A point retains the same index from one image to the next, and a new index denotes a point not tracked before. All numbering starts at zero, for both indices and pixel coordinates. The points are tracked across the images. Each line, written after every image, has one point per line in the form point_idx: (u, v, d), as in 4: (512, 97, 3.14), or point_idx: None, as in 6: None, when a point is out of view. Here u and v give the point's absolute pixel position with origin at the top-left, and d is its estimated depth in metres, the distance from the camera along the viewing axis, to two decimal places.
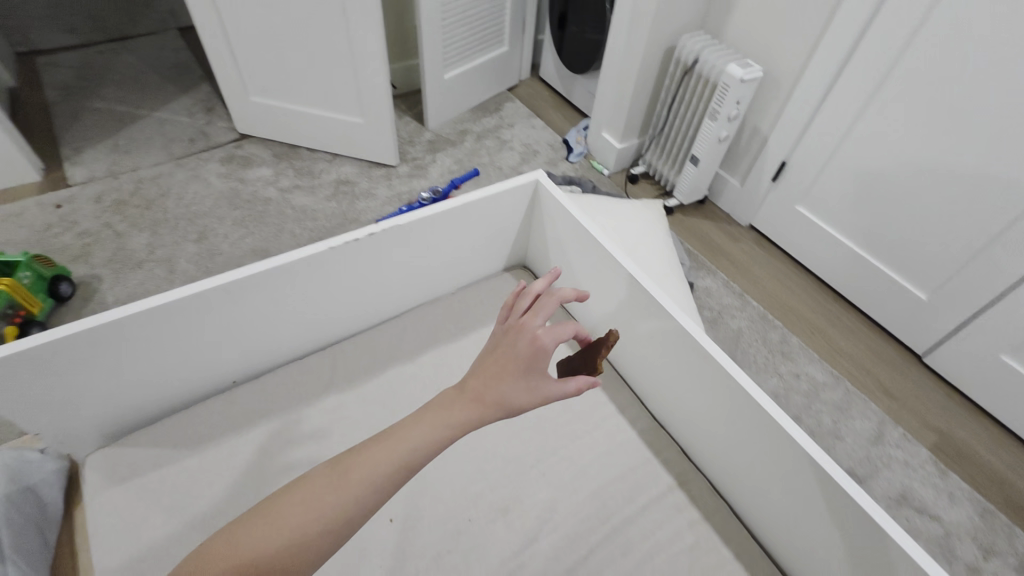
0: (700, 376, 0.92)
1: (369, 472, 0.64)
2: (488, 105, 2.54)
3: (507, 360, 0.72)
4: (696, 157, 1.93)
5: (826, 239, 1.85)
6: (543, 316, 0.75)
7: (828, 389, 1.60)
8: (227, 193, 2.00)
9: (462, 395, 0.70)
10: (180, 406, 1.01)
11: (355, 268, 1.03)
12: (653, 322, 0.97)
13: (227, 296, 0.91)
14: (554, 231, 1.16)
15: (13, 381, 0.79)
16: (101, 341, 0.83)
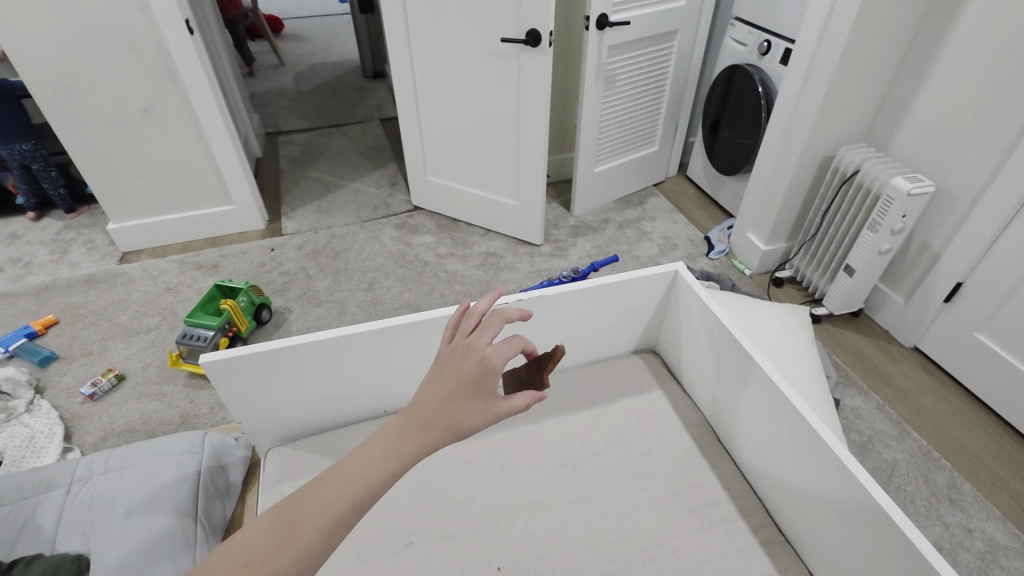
0: (840, 496, 0.86)
1: (312, 519, 0.60)
2: (633, 198, 2.68)
3: (450, 386, 0.65)
4: (852, 267, 1.83)
5: (1013, 375, 1.60)
6: (488, 339, 0.67)
7: (1013, 555, 1.33)
8: (396, 253, 2.34)
9: (406, 425, 0.64)
10: (339, 425, 1.18)
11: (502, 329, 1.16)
12: (788, 426, 0.94)
13: (395, 336, 1.07)
14: (689, 321, 1.19)
15: (240, 375, 1.00)
16: (302, 357, 1.02)
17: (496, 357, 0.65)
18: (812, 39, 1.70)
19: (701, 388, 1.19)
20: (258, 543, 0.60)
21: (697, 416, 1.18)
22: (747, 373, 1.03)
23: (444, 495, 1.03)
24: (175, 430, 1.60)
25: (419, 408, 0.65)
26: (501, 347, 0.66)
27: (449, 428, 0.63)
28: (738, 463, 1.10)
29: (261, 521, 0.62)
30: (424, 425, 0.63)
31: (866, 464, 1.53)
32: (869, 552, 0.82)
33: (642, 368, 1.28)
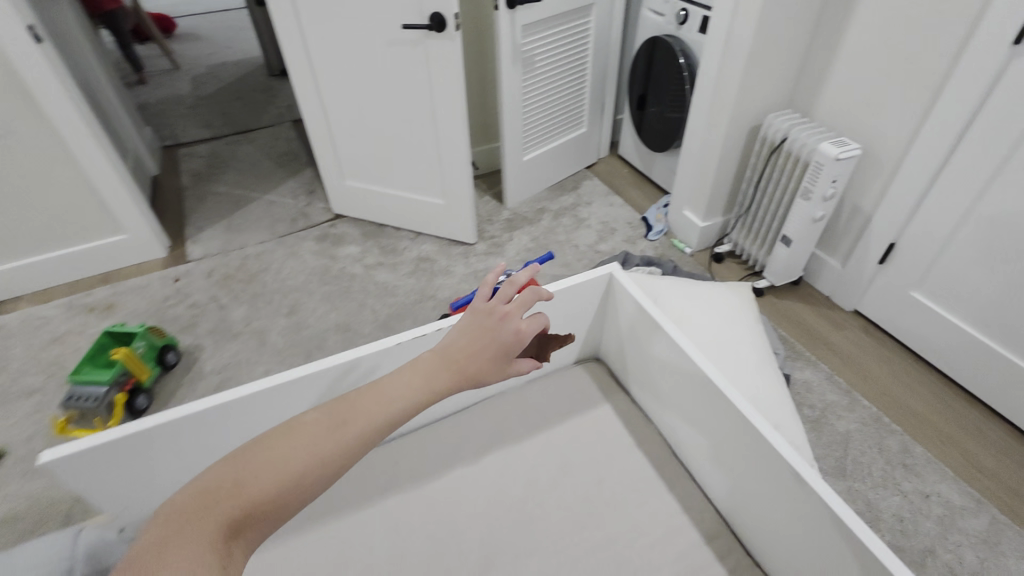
0: (800, 506, 0.79)
1: (361, 421, 0.65)
2: (567, 183, 2.58)
3: (484, 341, 0.73)
4: (788, 237, 1.80)
5: (950, 330, 1.63)
6: (523, 310, 0.76)
7: (969, 516, 1.35)
8: (318, 269, 2.14)
9: (441, 362, 0.72)
10: None
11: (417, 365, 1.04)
12: (744, 439, 0.87)
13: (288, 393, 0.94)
14: (628, 325, 1.10)
15: (104, 463, 0.85)
16: (183, 431, 0.88)
17: (531, 328, 0.75)
18: (728, 6, 1.62)
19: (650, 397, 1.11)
20: (300, 435, 0.63)
21: (650, 429, 1.10)
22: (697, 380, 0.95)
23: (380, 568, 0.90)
24: (71, 510, 1.39)
25: (453, 349, 0.73)
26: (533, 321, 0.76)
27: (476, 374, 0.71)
28: (694, 475, 1.03)
29: (306, 417, 0.65)
30: (461, 369, 0.71)
31: (822, 440, 1.52)
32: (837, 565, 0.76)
33: (587, 380, 1.18)
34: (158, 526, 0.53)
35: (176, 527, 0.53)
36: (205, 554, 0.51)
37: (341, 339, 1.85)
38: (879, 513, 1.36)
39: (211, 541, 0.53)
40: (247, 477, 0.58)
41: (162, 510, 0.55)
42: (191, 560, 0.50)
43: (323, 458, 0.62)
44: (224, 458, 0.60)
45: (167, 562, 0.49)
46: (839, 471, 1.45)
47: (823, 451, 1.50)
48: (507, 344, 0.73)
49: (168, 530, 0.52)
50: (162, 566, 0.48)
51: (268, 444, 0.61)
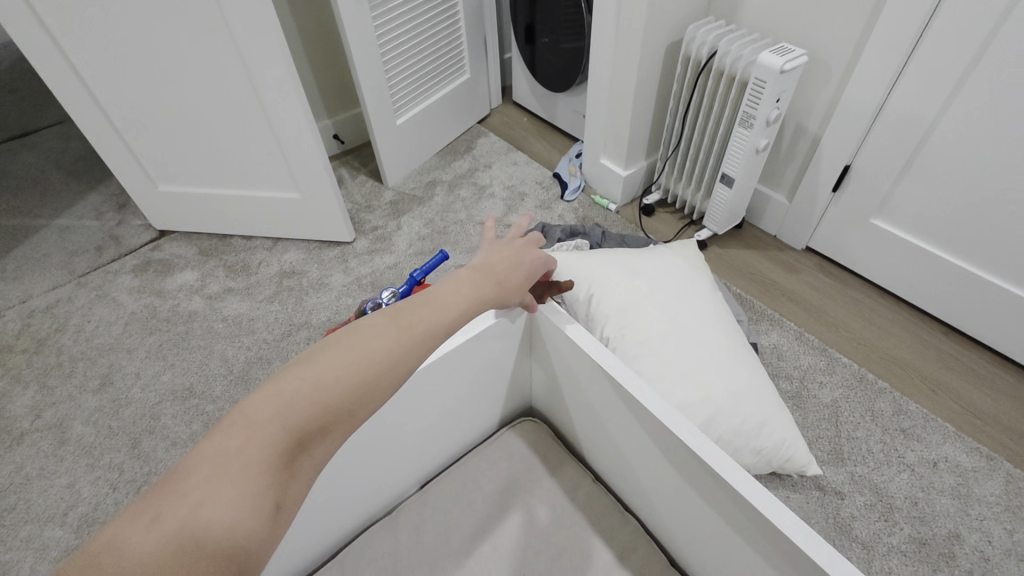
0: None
1: (426, 324, 0.61)
2: (459, 145, 2.12)
3: (511, 265, 0.71)
4: (729, 176, 1.49)
5: (920, 259, 1.40)
6: (534, 243, 0.77)
7: (982, 480, 1.14)
8: (139, 314, 1.56)
9: (486, 277, 0.68)
10: None
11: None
12: (774, 540, 0.58)
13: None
14: (571, 373, 0.78)
15: None
16: None
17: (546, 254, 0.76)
18: None
19: (619, 463, 0.79)
20: (363, 346, 0.57)
21: (631, 526, 0.78)
22: (693, 453, 0.63)
23: None
24: None
25: (484, 263, 0.70)
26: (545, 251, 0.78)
27: (509, 293, 0.70)
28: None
29: (372, 322, 0.59)
30: (495, 282, 0.68)
31: (809, 420, 1.25)
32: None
33: (522, 452, 0.85)
34: (217, 435, 0.49)
35: (229, 444, 0.48)
36: (253, 478, 0.47)
37: (182, 412, 1.33)
38: (890, 501, 1.12)
39: (265, 461, 0.49)
40: (316, 388, 0.53)
41: (226, 416, 0.51)
42: (239, 487, 0.46)
43: (381, 369, 0.56)
44: (290, 365, 0.55)
45: (217, 483, 0.46)
46: (836, 456, 1.19)
47: (812, 433, 1.24)
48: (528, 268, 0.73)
49: (239, 442, 0.48)
50: (210, 489, 0.45)
51: (333, 350, 0.56)
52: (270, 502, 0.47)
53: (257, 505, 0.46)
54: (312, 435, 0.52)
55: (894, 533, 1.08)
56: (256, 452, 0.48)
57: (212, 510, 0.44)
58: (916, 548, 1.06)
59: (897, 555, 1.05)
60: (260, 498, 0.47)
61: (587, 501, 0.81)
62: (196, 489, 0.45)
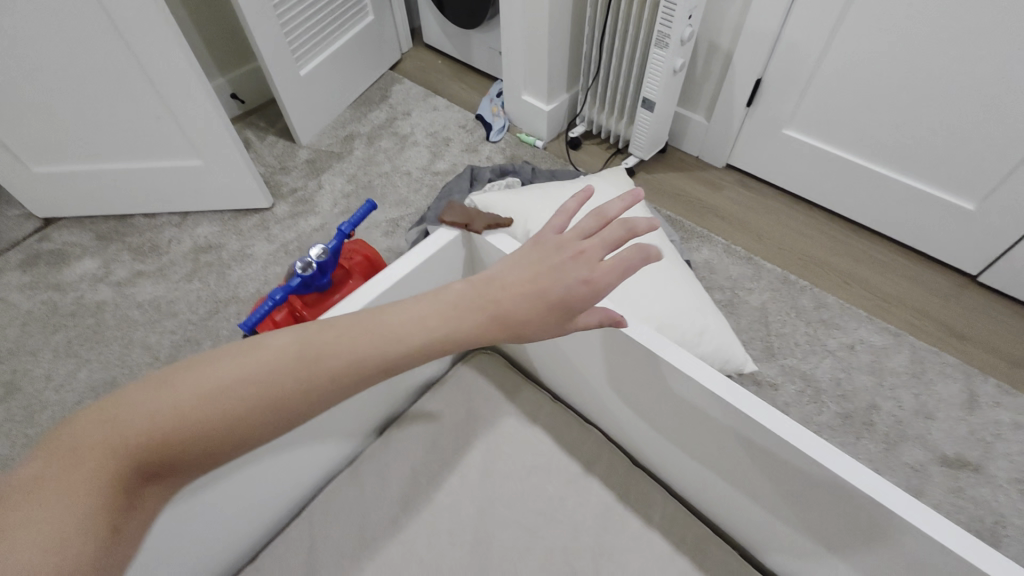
0: (851, 512, 0.59)
1: (344, 358, 0.53)
2: (372, 94, 1.99)
3: (541, 289, 0.55)
4: (650, 100, 1.49)
5: (828, 163, 1.49)
6: (594, 252, 0.57)
7: (892, 355, 1.27)
8: (37, 312, 1.40)
9: (475, 300, 0.56)
10: None
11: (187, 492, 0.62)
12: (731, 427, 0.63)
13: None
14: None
15: None
16: None
17: (607, 279, 0.55)
18: None
19: (576, 379, 0.81)
20: (260, 370, 0.50)
21: (594, 438, 0.82)
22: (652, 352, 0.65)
23: None
24: None
25: (495, 284, 0.57)
26: (618, 269, 0.56)
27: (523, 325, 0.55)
28: (664, 474, 0.80)
29: (278, 340, 0.52)
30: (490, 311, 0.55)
31: (743, 324, 1.33)
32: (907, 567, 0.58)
33: (479, 385, 0.86)
34: (77, 438, 0.45)
35: (81, 455, 0.45)
36: (90, 507, 0.43)
37: None
38: (818, 385, 1.23)
39: (110, 487, 0.45)
40: (192, 413, 0.48)
41: (94, 409, 0.47)
42: (68, 515, 0.42)
43: (272, 403, 0.50)
44: (179, 372, 0.49)
45: (52, 503, 0.42)
46: (768, 352, 1.29)
47: (746, 336, 1.32)
48: (567, 294, 0.55)
49: (96, 454, 0.45)
50: (41, 509, 0.42)
51: (225, 367, 0.50)
52: (102, 538, 0.43)
53: (84, 533, 0.42)
54: (175, 462, 0.48)
55: (823, 412, 1.19)
56: (104, 474, 0.45)
57: (30, 531, 0.41)
58: (842, 421, 1.18)
59: (827, 431, 1.17)
60: (91, 528, 0.43)
61: (546, 425, 0.83)
62: (31, 501, 0.42)
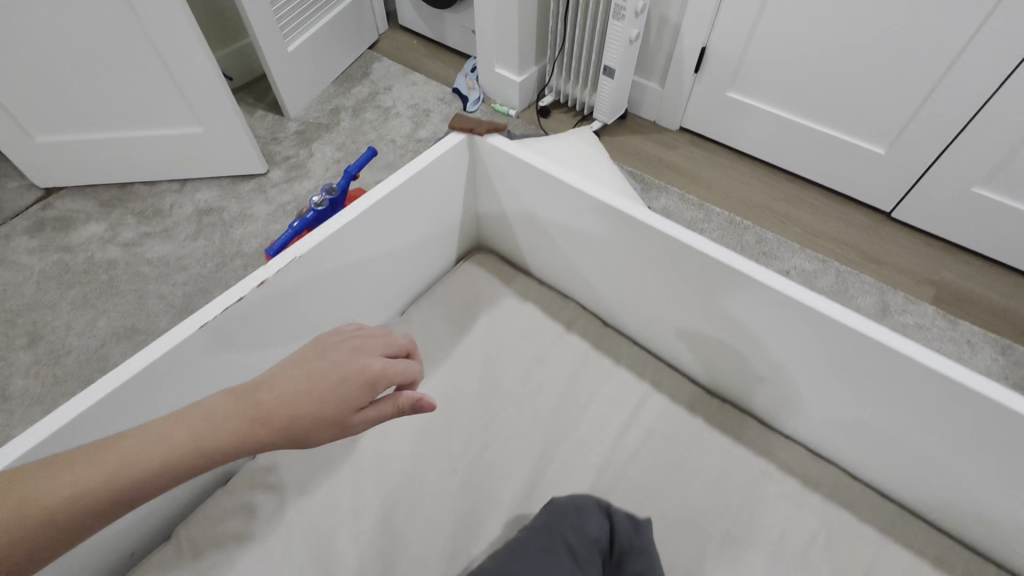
0: (780, 324, 0.73)
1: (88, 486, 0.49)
2: (354, 72, 2.12)
3: (313, 391, 0.57)
4: (610, 68, 1.68)
5: (766, 121, 1.70)
6: (367, 351, 0.61)
7: (821, 277, 1.49)
8: (50, 271, 1.49)
9: (237, 413, 0.55)
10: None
11: (255, 337, 0.77)
12: (689, 273, 0.78)
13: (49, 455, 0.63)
14: (513, 196, 0.91)
15: None
16: None
17: (376, 370, 0.59)
18: None
19: (560, 274, 0.98)
20: None
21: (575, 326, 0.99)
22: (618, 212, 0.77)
23: None
24: None
25: (263, 391, 0.57)
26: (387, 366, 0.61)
27: (287, 430, 0.55)
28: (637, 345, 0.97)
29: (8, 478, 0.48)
30: (255, 420, 0.55)
31: None
32: (824, 369, 0.74)
33: (482, 278, 1.00)
34: None
35: None
36: None
37: (132, 349, 1.34)
38: None
39: None
40: None
41: None
42: None
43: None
44: None
45: None
46: None
47: None
48: (336, 388, 0.57)
49: None
50: None
51: None
52: None
53: None
54: None
55: None
56: None
57: None
58: None
59: None
60: None
61: None
62: None
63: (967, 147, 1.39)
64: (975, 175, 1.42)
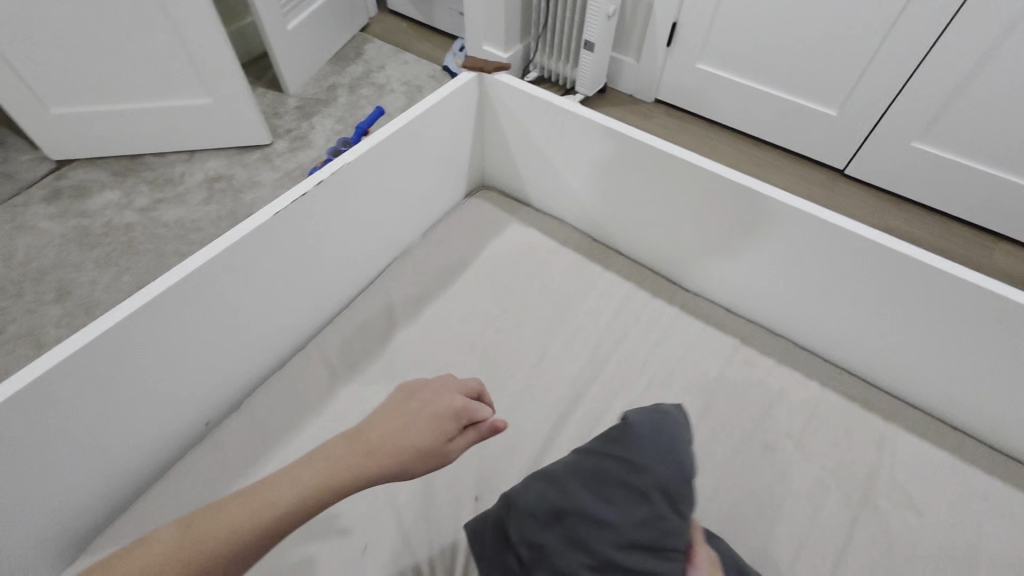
0: (752, 217, 0.88)
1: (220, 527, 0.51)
2: (348, 52, 2.24)
3: (411, 421, 0.63)
4: (590, 42, 1.83)
5: (731, 90, 1.87)
6: (448, 388, 0.69)
7: None
8: (71, 235, 1.58)
9: (345, 446, 0.60)
10: (155, 463, 0.79)
11: (313, 236, 0.86)
12: (669, 183, 0.92)
13: (161, 311, 0.70)
14: (519, 129, 1.04)
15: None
16: (77, 375, 0.65)
17: (461, 399, 0.67)
18: None
19: (556, 205, 1.12)
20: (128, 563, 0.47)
21: None
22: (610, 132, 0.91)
23: None
24: None
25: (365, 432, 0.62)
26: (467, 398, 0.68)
27: (396, 456, 0.60)
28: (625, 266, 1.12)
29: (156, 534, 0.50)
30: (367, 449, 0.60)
31: None
32: (782, 258, 0.89)
33: (489, 209, 1.13)
34: None
35: None
36: None
37: None
38: None
39: None
40: None
41: None
42: None
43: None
44: None
45: None
46: None
47: None
48: (428, 414, 0.64)
49: None
50: None
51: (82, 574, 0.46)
52: None
53: None
54: None
55: None
56: None
57: None
58: None
59: None
60: None
61: None
62: None
63: (904, 106, 1.57)
64: (913, 131, 1.60)
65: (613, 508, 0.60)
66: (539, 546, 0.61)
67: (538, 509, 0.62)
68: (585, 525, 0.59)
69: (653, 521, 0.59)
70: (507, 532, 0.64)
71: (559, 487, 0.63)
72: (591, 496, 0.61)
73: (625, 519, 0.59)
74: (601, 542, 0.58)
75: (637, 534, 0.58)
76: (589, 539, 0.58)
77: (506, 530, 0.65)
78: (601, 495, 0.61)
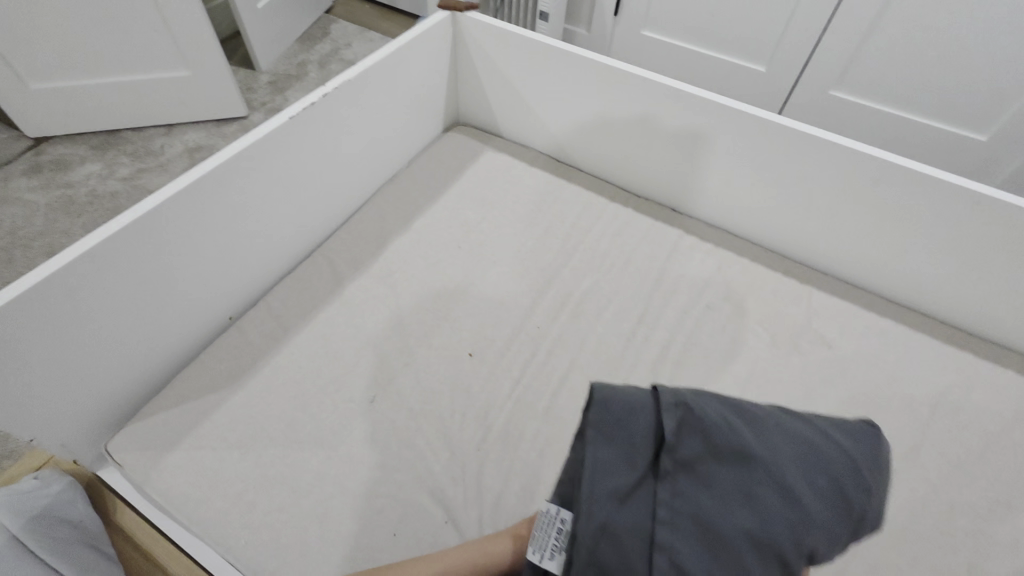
0: (694, 120, 1.04)
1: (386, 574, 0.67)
2: (315, 32, 2.33)
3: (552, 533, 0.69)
4: (545, 13, 1.98)
5: (674, 53, 2.06)
6: None
7: None
8: (56, 204, 1.63)
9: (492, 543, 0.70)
10: (176, 354, 0.88)
11: (317, 146, 0.96)
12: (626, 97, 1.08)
13: (198, 193, 0.80)
14: (490, 62, 1.18)
15: (47, 308, 0.68)
16: (123, 250, 0.74)
17: None
18: None
19: (526, 134, 1.27)
20: None
21: None
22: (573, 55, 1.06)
23: (381, 337, 0.93)
24: None
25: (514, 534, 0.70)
26: None
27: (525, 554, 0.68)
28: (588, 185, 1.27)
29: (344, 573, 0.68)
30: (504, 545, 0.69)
31: None
32: (721, 156, 1.06)
33: (465, 140, 1.26)
34: None
35: None
36: None
37: None
38: None
39: None
40: None
41: None
42: None
43: None
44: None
45: None
46: None
47: None
48: None
49: None
50: None
51: None
52: None
53: None
54: None
55: None
56: None
57: None
58: None
59: None
60: None
61: None
62: None
63: (820, 60, 1.79)
64: (829, 81, 1.83)
65: (809, 494, 0.47)
66: (684, 465, 0.50)
67: (714, 432, 0.50)
68: (766, 487, 0.47)
69: (838, 539, 0.46)
70: (655, 422, 0.53)
71: (750, 421, 0.52)
72: (791, 461, 0.48)
73: (813, 515, 0.46)
74: (777, 523, 0.45)
75: (816, 538, 0.45)
76: (763, 502, 0.46)
77: (657, 421, 0.53)
78: (803, 470, 0.48)
